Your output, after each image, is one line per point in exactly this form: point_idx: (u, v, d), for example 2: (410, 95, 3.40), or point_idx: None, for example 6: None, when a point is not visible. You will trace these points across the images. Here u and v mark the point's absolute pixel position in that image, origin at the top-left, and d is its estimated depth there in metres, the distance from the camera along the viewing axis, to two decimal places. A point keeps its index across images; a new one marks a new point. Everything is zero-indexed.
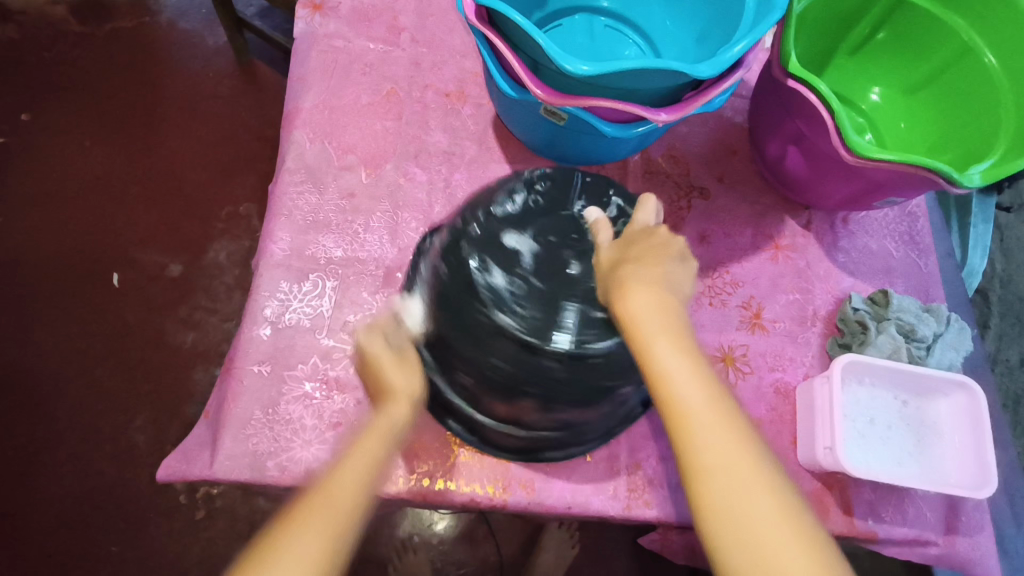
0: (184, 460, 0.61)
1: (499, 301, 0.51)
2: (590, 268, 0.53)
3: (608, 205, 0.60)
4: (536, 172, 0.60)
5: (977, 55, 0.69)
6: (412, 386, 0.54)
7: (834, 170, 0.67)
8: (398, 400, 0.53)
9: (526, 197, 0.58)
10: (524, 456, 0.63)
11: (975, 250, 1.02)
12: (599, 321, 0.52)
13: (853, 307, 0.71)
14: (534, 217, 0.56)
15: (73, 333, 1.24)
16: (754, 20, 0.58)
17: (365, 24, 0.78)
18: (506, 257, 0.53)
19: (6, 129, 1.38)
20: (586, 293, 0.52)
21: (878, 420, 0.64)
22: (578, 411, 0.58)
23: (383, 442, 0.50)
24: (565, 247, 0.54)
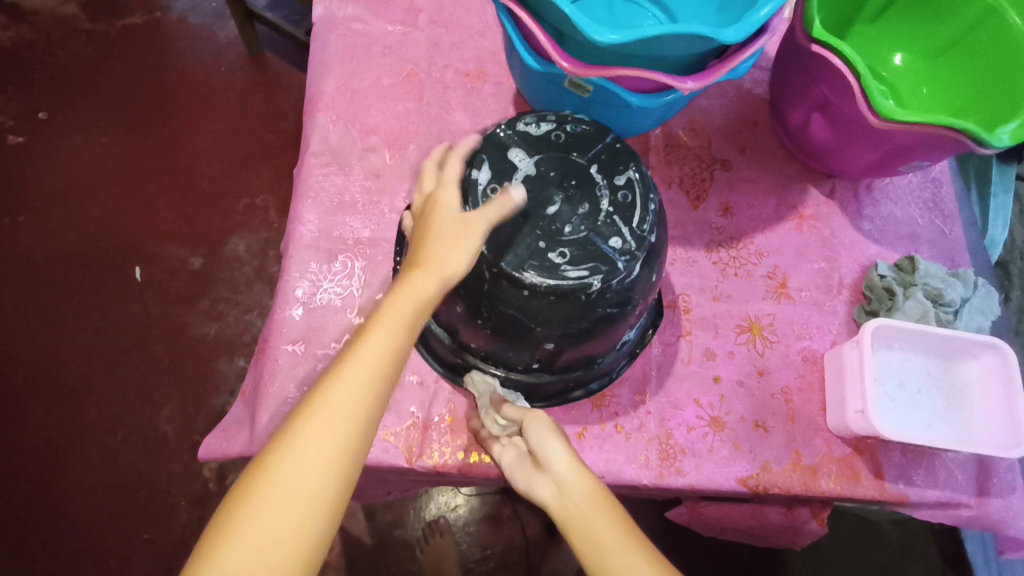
0: (224, 438, 0.62)
1: (472, 198, 0.54)
2: (568, 214, 0.54)
3: (624, 173, 0.57)
4: (582, 117, 0.60)
5: (1003, 16, 0.69)
6: (447, 264, 0.48)
7: (859, 135, 0.66)
8: (425, 273, 0.47)
9: (553, 127, 0.58)
10: (453, 377, 0.64)
11: (996, 220, 1.02)
12: (542, 257, 0.53)
13: (879, 274, 0.72)
14: (546, 149, 0.57)
15: (99, 326, 1.26)
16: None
17: (383, 7, 0.79)
18: (500, 168, 0.55)
19: (25, 128, 1.39)
20: (547, 230, 0.54)
21: (899, 380, 0.65)
22: (505, 348, 0.59)
23: (401, 326, 0.46)
24: (555, 187, 0.55)
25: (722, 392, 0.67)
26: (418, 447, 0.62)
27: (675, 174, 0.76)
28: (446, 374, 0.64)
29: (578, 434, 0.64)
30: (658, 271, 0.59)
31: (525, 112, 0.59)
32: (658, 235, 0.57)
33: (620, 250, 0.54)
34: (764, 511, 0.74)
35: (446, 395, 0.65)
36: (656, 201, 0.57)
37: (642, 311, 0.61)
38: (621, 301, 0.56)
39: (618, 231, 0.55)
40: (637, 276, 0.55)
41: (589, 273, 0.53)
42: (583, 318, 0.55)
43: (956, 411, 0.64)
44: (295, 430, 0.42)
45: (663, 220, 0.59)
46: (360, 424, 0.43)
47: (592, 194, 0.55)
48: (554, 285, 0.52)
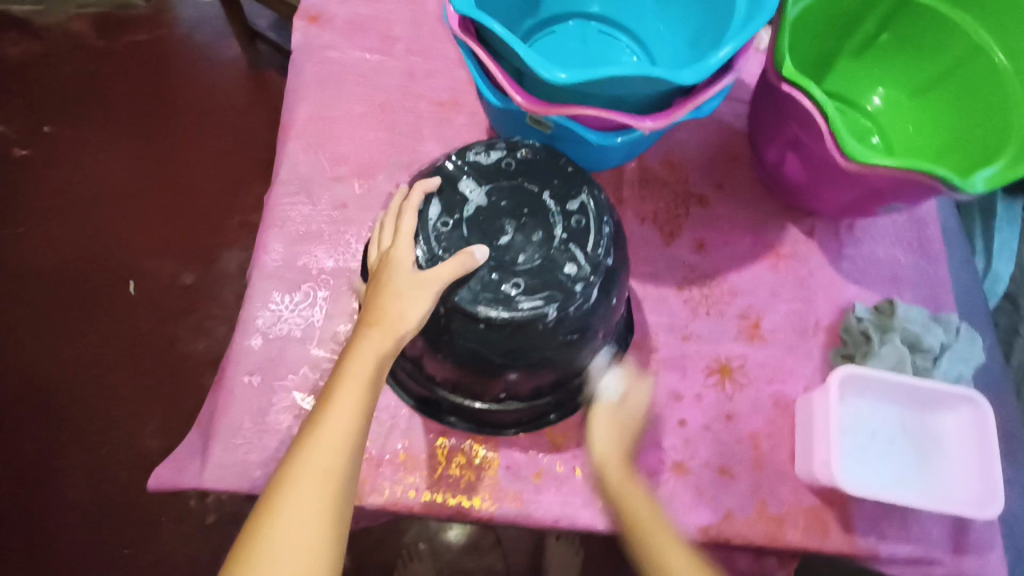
0: (175, 469, 0.61)
1: (423, 234, 0.53)
2: (521, 243, 0.53)
3: (576, 198, 0.55)
4: (533, 141, 0.58)
5: (988, 55, 0.66)
6: (403, 316, 0.48)
7: (833, 177, 0.64)
8: (379, 330, 0.48)
9: (503, 155, 0.57)
10: (423, 410, 0.63)
11: (1000, 256, 0.98)
12: (496, 289, 0.51)
13: (856, 317, 0.69)
14: (497, 178, 0.55)
15: (90, 340, 1.27)
16: (746, 11, 0.56)
17: (360, 35, 0.79)
18: (450, 201, 0.54)
19: (29, 142, 1.42)
20: (500, 260, 0.52)
21: (869, 430, 0.63)
22: (469, 379, 0.57)
23: (364, 389, 0.47)
24: (506, 217, 0.54)
25: (687, 435, 0.65)
26: (369, 484, 0.61)
27: (649, 209, 0.75)
28: (413, 403, 0.64)
29: (535, 475, 0.63)
30: (619, 295, 0.57)
31: (475, 142, 0.57)
32: (618, 257, 0.55)
33: (577, 276, 0.52)
34: (733, 558, 0.71)
35: (401, 431, 0.63)
36: (612, 222, 0.56)
37: (606, 337, 0.59)
38: (582, 329, 0.53)
39: (575, 256, 0.52)
40: (595, 302, 0.53)
41: (545, 302, 0.51)
42: (543, 349, 0.53)
43: (931, 463, 0.62)
44: (280, 497, 0.43)
45: (621, 240, 0.57)
46: (341, 481, 0.45)
47: (545, 222, 0.54)
48: (509, 317, 0.50)
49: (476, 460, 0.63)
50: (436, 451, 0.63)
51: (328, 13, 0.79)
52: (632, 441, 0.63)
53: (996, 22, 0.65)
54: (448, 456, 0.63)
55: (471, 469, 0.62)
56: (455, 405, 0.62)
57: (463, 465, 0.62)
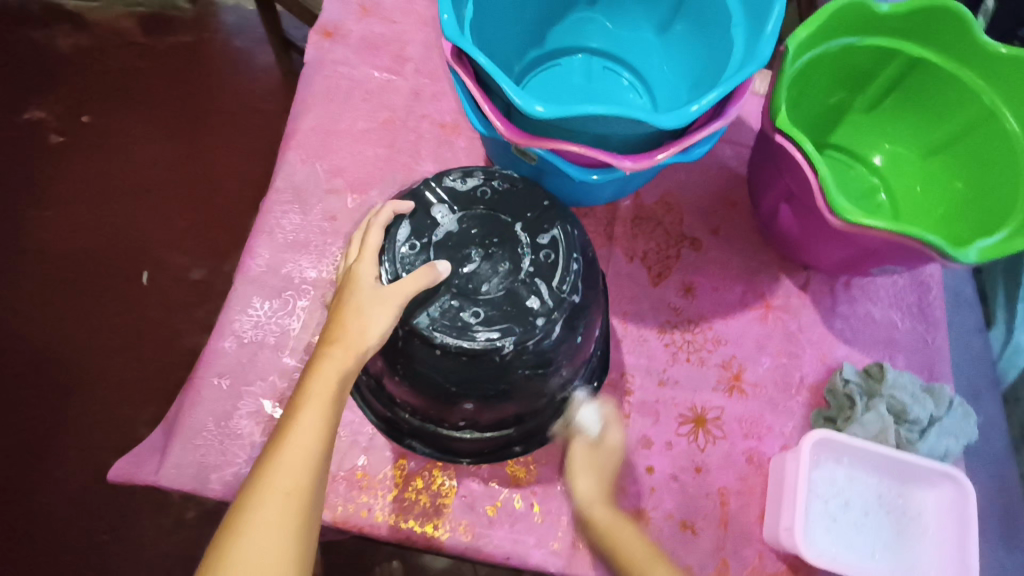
0: (134, 462, 0.62)
1: (389, 254, 0.53)
2: (486, 273, 0.53)
3: (548, 231, 0.55)
4: (512, 174, 0.58)
5: (999, 121, 0.64)
6: (365, 333, 0.49)
7: (825, 233, 0.63)
8: (339, 349, 0.48)
9: (480, 183, 0.57)
10: (386, 431, 0.62)
11: None
12: (454, 317, 0.51)
13: (843, 379, 0.66)
14: (470, 205, 0.56)
15: (98, 325, 1.30)
16: (741, 57, 0.55)
17: (372, 52, 0.80)
18: (420, 224, 0.55)
19: (66, 128, 1.47)
20: (462, 288, 0.52)
21: (845, 500, 0.59)
22: (426, 405, 0.57)
23: (326, 406, 0.47)
24: (474, 244, 0.54)
25: (653, 484, 0.63)
26: None
27: (639, 248, 0.74)
28: (377, 423, 0.62)
29: (490, 509, 0.61)
30: (588, 332, 0.56)
31: (453, 167, 0.58)
32: (585, 294, 0.55)
33: (539, 311, 0.52)
34: None
35: (361, 447, 0.62)
36: (582, 257, 0.56)
37: (572, 375, 0.59)
38: (542, 364, 0.53)
39: (540, 291, 0.53)
40: (558, 338, 0.53)
41: (503, 334, 0.51)
42: (500, 380, 0.53)
43: (910, 543, 0.58)
44: (243, 519, 0.43)
45: (593, 276, 0.57)
46: (305, 499, 0.44)
47: (513, 253, 0.54)
48: (464, 346, 0.50)
49: (433, 486, 0.61)
50: (392, 473, 0.62)
51: (344, 29, 0.81)
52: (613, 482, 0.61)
53: (1009, 88, 0.63)
54: (404, 480, 0.61)
55: (425, 495, 0.61)
56: (419, 429, 0.61)
57: (417, 490, 0.61)
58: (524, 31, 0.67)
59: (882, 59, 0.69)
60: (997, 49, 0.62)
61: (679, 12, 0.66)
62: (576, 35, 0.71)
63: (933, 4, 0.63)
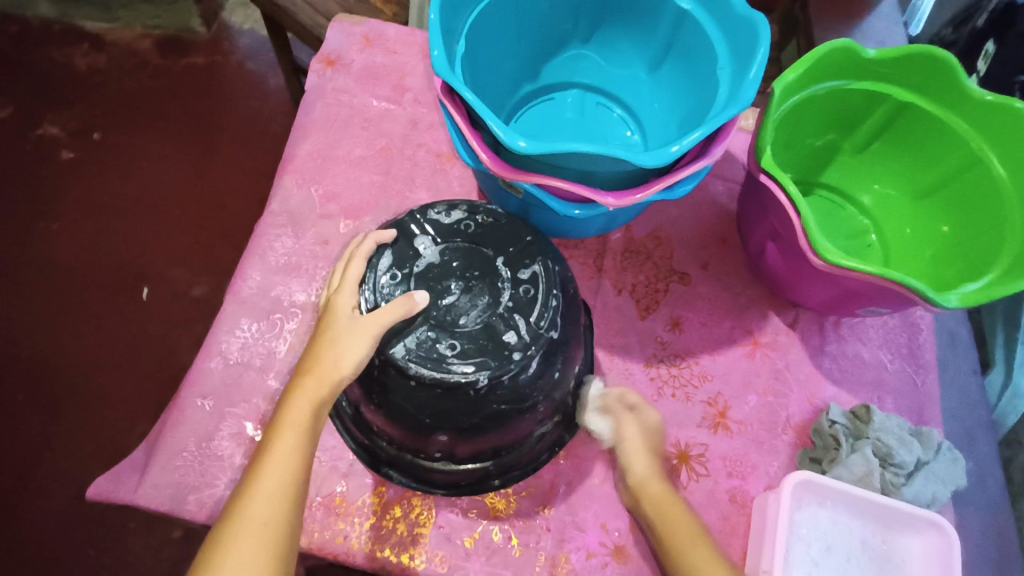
0: (114, 480, 0.62)
1: (372, 284, 0.55)
2: (465, 306, 0.54)
3: (530, 266, 0.56)
4: (496, 207, 0.60)
5: (986, 168, 0.65)
6: (338, 362, 0.51)
7: (810, 273, 0.63)
8: (313, 378, 0.51)
9: (465, 217, 0.59)
10: (365, 458, 0.61)
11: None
12: (431, 350, 0.52)
13: (829, 420, 0.66)
14: (454, 238, 0.57)
15: (97, 338, 1.31)
16: (726, 98, 0.56)
17: (372, 82, 0.82)
18: (403, 255, 0.57)
19: (78, 145, 1.50)
20: (440, 320, 0.53)
21: (828, 543, 0.59)
22: (403, 436, 0.57)
23: (300, 434, 0.49)
24: (455, 276, 0.55)
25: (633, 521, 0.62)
26: None
27: (628, 281, 0.74)
28: (355, 449, 0.62)
29: (467, 540, 0.60)
30: (564, 369, 0.57)
31: (438, 201, 0.60)
32: (564, 330, 0.56)
33: (515, 345, 0.53)
34: None
35: (340, 473, 0.62)
36: (562, 292, 0.57)
37: (549, 411, 0.60)
38: (518, 400, 0.54)
39: (517, 326, 0.53)
40: (535, 374, 0.54)
41: (477, 368, 0.51)
42: (473, 413, 0.53)
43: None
44: (219, 551, 0.43)
45: (572, 312, 0.58)
46: (282, 527, 0.45)
47: (492, 286, 0.55)
48: (439, 378, 0.51)
49: (411, 515, 0.61)
50: (371, 500, 0.61)
51: (346, 59, 0.83)
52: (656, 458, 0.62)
53: (996, 134, 0.64)
54: (382, 507, 0.61)
55: (401, 523, 0.61)
56: (396, 457, 0.60)
57: (394, 518, 0.61)
58: (518, 67, 0.69)
59: (870, 102, 0.69)
60: (983, 96, 0.63)
61: (670, 52, 0.67)
62: (570, 71, 0.73)
63: (920, 51, 0.64)
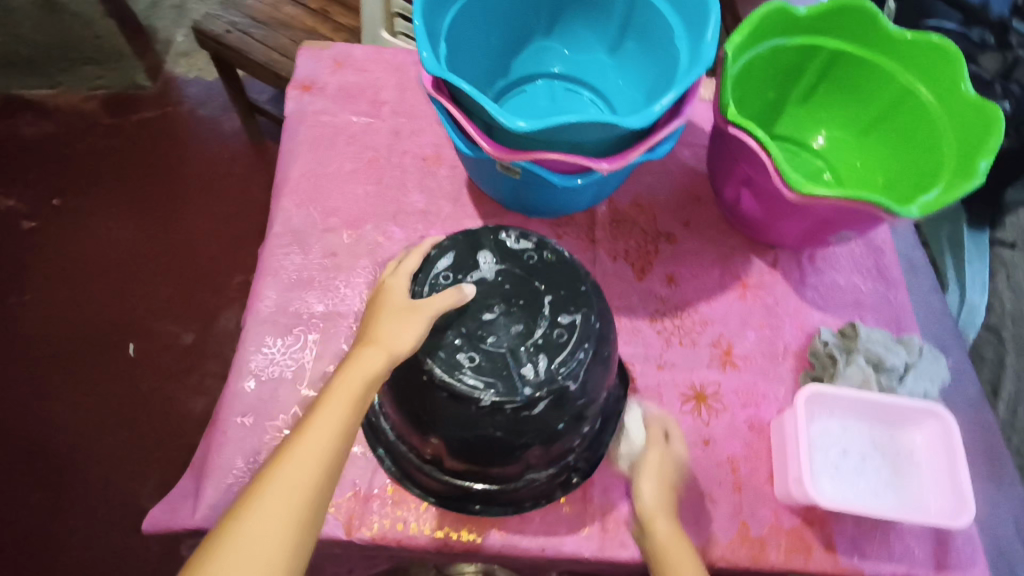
0: (169, 510, 0.63)
1: (426, 278, 0.59)
2: (500, 326, 0.57)
3: (573, 313, 0.58)
4: (563, 250, 0.63)
5: (918, 100, 0.73)
6: (397, 338, 0.52)
7: (784, 211, 0.70)
8: (372, 348, 0.51)
9: (530, 248, 0.62)
10: (368, 432, 0.65)
11: (974, 286, 1.05)
12: (452, 354, 0.55)
13: (822, 341, 0.72)
14: (512, 263, 0.61)
15: (89, 402, 1.29)
16: (688, 63, 0.62)
17: (349, 100, 0.86)
18: (463, 262, 0.61)
19: (38, 214, 1.48)
20: (471, 332, 0.56)
21: (843, 447, 0.65)
22: (403, 425, 0.60)
23: (349, 403, 0.49)
24: (500, 299, 0.58)
25: None
26: (357, 518, 0.62)
27: (621, 248, 0.79)
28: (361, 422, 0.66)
29: None
30: (581, 416, 0.58)
31: (513, 227, 0.64)
32: (586, 382, 0.57)
33: (530, 380, 0.54)
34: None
35: None
36: (595, 346, 0.57)
37: (545, 459, 0.61)
38: (518, 433, 0.55)
39: (537, 364, 0.55)
40: (541, 414, 0.55)
41: (485, 386, 0.53)
42: (471, 428, 0.55)
43: (907, 479, 0.63)
44: (251, 504, 0.44)
45: (602, 367, 0.58)
46: (312, 492, 0.45)
47: (532, 320, 0.58)
48: (448, 382, 0.53)
49: None
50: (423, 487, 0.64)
51: (320, 82, 0.87)
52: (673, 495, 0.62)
53: (922, 70, 0.72)
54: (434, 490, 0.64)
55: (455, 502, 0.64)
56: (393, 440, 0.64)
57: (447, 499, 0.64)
58: (490, 64, 0.74)
59: (813, 55, 0.78)
60: (903, 35, 0.71)
61: (627, 34, 0.73)
62: (537, 63, 0.79)
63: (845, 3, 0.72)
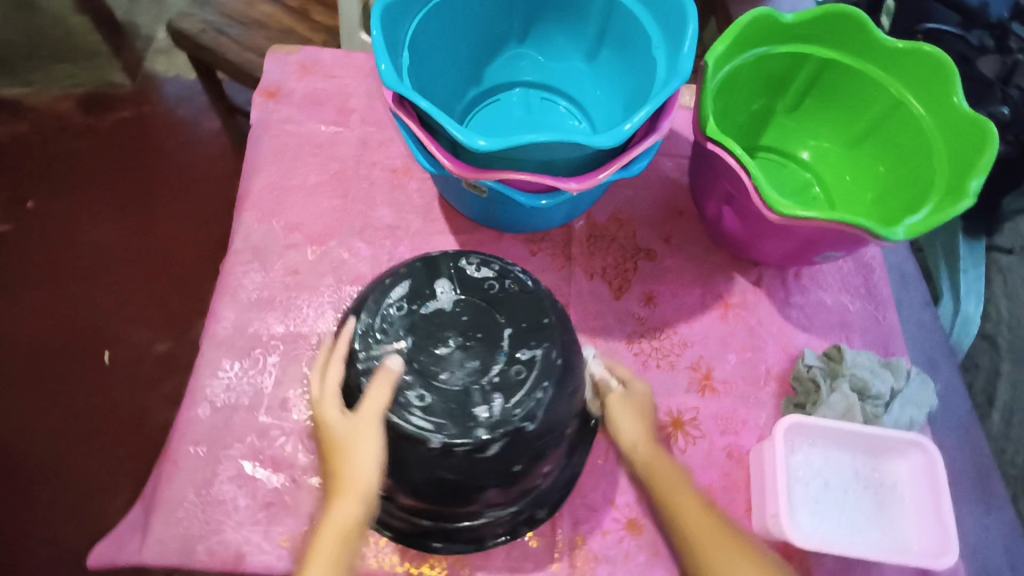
0: (116, 545, 0.60)
1: (376, 309, 0.56)
2: (453, 361, 0.54)
3: (533, 347, 0.55)
4: (528, 276, 0.60)
5: (910, 111, 0.69)
6: (374, 446, 0.51)
7: (766, 229, 0.66)
8: (359, 471, 0.51)
9: (494, 274, 0.59)
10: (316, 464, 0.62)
11: (968, 297, 1.00)
12: (401, 392, 0.52)
13: (806, 364, 0.69)
14: (474, 292, 0.58)
15: (60, 412, 1.26)
16: (665, 74, 0.59)
17: (316, 108, 0.82)
18: (419, 292, 0.57)
19: (11, 217, 1.44)
20: (423, 367, 0.53)
21: (824, 480, 0.62)
22: None
23: (349, 530, 0.50)
24: (456, 330, 0.55)
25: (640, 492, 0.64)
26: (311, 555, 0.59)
27: (598, 265, 0.76)
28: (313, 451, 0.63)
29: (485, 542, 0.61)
30: (544, 454, 0.55)
31: (476, 253, 0.60)
32: (547, 421, 0.53)
33: (483, 421, 0.51)
34: None
35: None
36: (557, 382, 0.54)
37: (507, 497, 0.57)
38: (475, 478, 0.52)
39: (492, 405, 0.52)
40: (497, 455, 0.52)
41: (435, 428, 0.51)
42: (422, 470, 0.52)
43: (891, 513, 0.60)
44: None
45: (566, 401, 0.55)
46: None
47: (489, 353, 0.54)
48: (395, 424, 0.51)
49: None
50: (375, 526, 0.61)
51: (286, 89, 0.83)
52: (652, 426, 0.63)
53: (913, 80, 0.69)
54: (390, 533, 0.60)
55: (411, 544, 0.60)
56: None
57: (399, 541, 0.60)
58: (460, 74, 0.70)
59: (798, 66, 0.74)
60: (894, 44, 0.68)
61: (604, 41, 0.70)
62: (511, 71, 0.75)
63: (833, 10, 0.68)
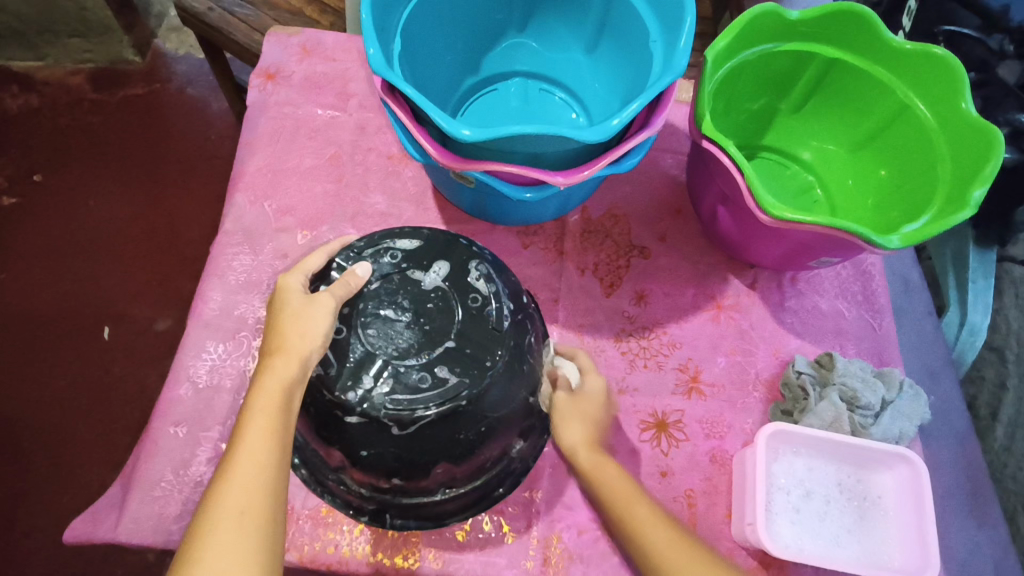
0: (92, 521, 0.60)
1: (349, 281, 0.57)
2: (411, 341, 0.54)
3: (453, 373, 0.53)
4: (504, 270, 0.61)
5: (913, 113, 0.68)
6: (304, 338, 0.51)
7: (761, 232, 0.65)
8: (281, 357, 0.50)
9: (478, 262, 0.59)
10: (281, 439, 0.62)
11: (976, 307, 0.96)
12: (354, 368, 0.53)
13: (796, 371, 0.68)
14: (452, 274, 0.58)
15: (60, 385, 1.28)
16: (660, 69, 0.57)
17: (315, 91, 0.82)
18: (395, 269, 0.58)
19: (19, 189, 1.45)
20: (380, 346, 0.54)
21: (807, 490, 0.61)
22: (313, 437, 0.57)
23: (274, 412, 0.47)
24: (419, 310, 0.56)
25: None
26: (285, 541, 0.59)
27: (590, 261, 0.75)
28: None
29: (460, 535, 0.60)
30: (416, 466, 0.55)
31: (464, 238, 0.61)
32: (415, 435, 0.53)
33: (429, 402, 0.52)
34: None
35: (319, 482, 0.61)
36: (446, 414, 0.52)
37: (458, 476, 0.58)
38: (332, 431, 0.54)
39: (378, 387, 0.52)
40: (353, 427, 0.53)
41: (382, 405, 0.51)
42: (367, 444, 0.53)
43: (872, 528, 0.59)
44: (200, 538, 0.42)
45: (453, 430, 0.53)
46: (259, 504, 0.44)
47: (447, 337, 0.55)
48: (341, 400, 0.52)
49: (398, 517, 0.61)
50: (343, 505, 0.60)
51: (285, 71, 0.82)
52: (600, 425, 0.59)
53: (920, 82, 0.67)
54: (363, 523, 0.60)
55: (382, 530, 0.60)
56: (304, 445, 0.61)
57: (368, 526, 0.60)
58: (457, 62, 0.69)
59: (802, 63, 0.72)
60: (903, 45, 0.66)
61: (603, 33, 0.68)
62: (510, 60, 0.74)
63: (842, 8, 0.66)
